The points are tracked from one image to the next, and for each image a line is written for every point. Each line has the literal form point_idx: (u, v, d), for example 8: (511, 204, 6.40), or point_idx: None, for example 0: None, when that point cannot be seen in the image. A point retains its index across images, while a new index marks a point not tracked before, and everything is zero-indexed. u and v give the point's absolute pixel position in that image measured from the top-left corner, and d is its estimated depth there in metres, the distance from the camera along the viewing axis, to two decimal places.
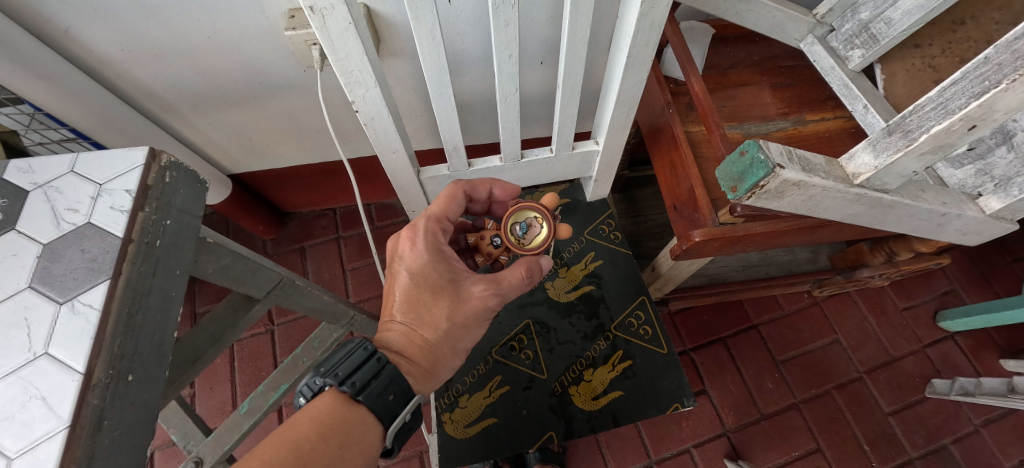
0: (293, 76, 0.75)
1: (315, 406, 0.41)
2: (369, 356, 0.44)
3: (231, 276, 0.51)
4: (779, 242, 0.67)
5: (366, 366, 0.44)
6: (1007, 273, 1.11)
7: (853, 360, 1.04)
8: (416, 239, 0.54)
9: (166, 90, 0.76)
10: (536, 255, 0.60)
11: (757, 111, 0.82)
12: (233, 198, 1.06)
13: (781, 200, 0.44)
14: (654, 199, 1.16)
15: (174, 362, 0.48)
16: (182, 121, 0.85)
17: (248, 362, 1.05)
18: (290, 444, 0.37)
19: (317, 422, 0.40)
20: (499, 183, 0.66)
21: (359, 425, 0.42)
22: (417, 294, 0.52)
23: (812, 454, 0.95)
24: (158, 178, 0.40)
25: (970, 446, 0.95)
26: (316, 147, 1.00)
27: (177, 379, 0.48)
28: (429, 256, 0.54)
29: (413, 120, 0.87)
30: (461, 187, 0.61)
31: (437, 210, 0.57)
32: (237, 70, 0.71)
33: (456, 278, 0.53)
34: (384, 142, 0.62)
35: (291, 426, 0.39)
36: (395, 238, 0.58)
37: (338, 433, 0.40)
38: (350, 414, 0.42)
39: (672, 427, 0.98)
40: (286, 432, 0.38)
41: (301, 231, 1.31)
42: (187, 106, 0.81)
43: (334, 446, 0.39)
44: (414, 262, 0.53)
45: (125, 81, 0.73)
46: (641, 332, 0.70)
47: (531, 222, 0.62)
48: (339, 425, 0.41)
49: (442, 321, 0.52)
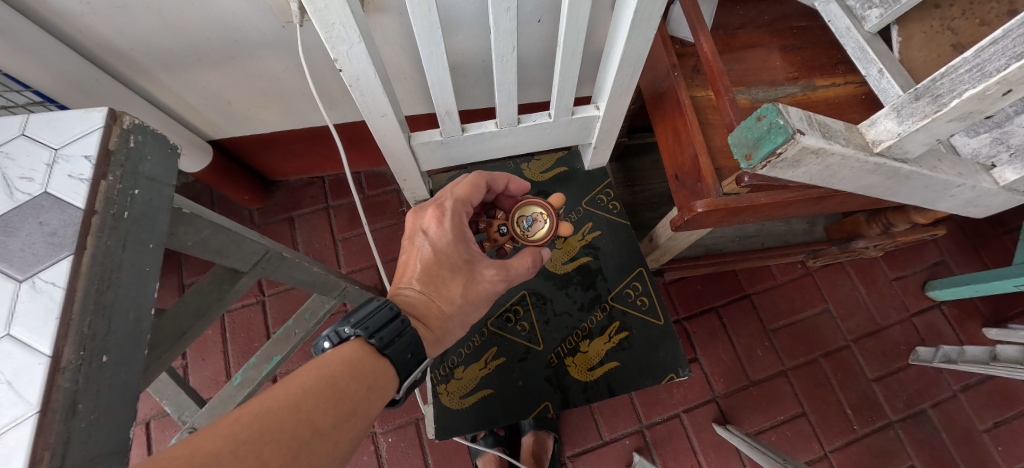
0: (271, 34, 0.69)
1: (342, 351, 0.40)
2: (393, 317, 0.43)
3: (212, 249, 0.49)
4: (782, 213, 0.65)
5: (388, 327, 0.42)
6: (997, 244, 1.11)
7: (841, 329, 1.06)
8: (444, 219, 0.52)
9: (134, 48, 0.69)
10: (537, 248, 0.58)
11: (766, 74, 0.78)
12: (215, 165, 1.01)
13: (795, 171, 0.42)
14: (653, 169, 1.12)
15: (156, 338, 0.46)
16: (154, 82, 0.79)
17: (240, 333, 1.04)
18: (325, 378, 0.36)
19: (343, 364, 0.38)
20: (516, 179, 0.64)
21: (382, 374, 0.40)
22: (436, 268, 0.51)
23: (797, 418, 0.99)
24: (121, 142, 0.36)
25: (947, 409, 0.99)
26: (300, 111, 0.94)
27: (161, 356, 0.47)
28: (443, 244, 0.51)
29: (402, 83, 0.81)
30: (484, 177, 0.58)
31: (464, 194, 0.54)
32: (209, 25, 0.64)
33: (472, 260, 0.52)
34: (371, 105, 0.57)
35: (321, 364, 0.37)
36: (415, 211, 0.56)
37: (366, 378, 0.39)
38: (375, 363, 0.40)
39: (664, 393, 1.01)
40: (321, 367, 0.37)
41: (289, 201, 1.26)
42: (159, 67, 0.74)
43: (362, 388, 0.38)
44: (439, 239, 0.52)
45: (87, 37, 0.66)
46: (638, 303, 0.70)
47: (536, 218, 0.60)
48: (364, 370, 0.39)
49: (456, 294, 0.51)
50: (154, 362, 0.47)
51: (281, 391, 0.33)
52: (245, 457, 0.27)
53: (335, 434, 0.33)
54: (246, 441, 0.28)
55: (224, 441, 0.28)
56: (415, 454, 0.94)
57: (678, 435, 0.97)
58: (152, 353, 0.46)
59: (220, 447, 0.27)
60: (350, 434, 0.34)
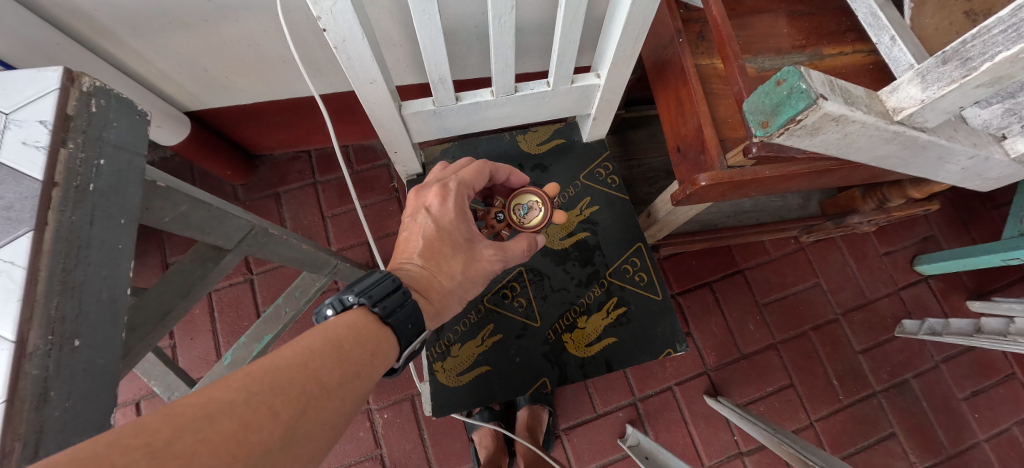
0: None
1: (348, 317, 0.38)
2: (396, 289, 0.41)
3: (193, 225, 0.47)
4: (786, 187, 0.64)
5: (391, 297, 0.41)
6: (986, 219, 1.13)
7: (831, 302, 1.08)
8: (447, 197, 0.50)
9: (98, 10, 0.62)
10: (535, 234, 0.56)
11: (772, 42, 0.74)
12: (194, 138, 0.96)
13: (813, 138, 0.39)
14: (651, 142, 1.08)
15: (136, 321, 0.45)
16: (122, 47, 0.72)
17: (229, 312, 1.02)
18: (330, 341, 0.34)
19: (349, 329, 0.37)
20: (516, 171, 0.61)
21: (386, 341, 0.39)
22: (437, 245, 0.49)
23: (785, 389, 1.02)
24: (81, 106, 0.32)
25: (929, 379, 1.03)
26: (280, 79, 0.88)
27: (145, 337, 0.46)
28: (445, 221, 0.49)
29: (391, 50, 0.76)
30: (489, 164, 0.55)
31: (467, 177, 0.52)
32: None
33: (473, 240, 0.50)
34: (359, 71, 0.51)
35: (327, 328, 0.36)
36: (419, 188, 0.54)
37: (370, 343, 0.37)
38: (379, 330, 0.39)
39: (657, 367, 1.03)
40: (327, 331, 0.35)
41: (274, 176, 1.20)
42: (127, 30, 0.68)
43: (366, 352, 0.36)
44: (442, 215, 0.50)
45: None
46: (636, 278, 0.68)
47: (533, 206, 0.58)
48: (369, 336, 0.38)
49: (457, 271, 0.49)
50: (136, 343, 0.45)
51: (287, 350, 0.31)
52: (256, 408, 0.26)
53: (342, 393, 0.32)
54: (258, 392, 0.27)
55: (236, 391, 0.26)
56: (412, 429, 0.95)
57: (670, 407, 1.00)
58: (136, 332, 0.45)
59: (232, 397, 0.26)
60: (356, 394, 0.33)
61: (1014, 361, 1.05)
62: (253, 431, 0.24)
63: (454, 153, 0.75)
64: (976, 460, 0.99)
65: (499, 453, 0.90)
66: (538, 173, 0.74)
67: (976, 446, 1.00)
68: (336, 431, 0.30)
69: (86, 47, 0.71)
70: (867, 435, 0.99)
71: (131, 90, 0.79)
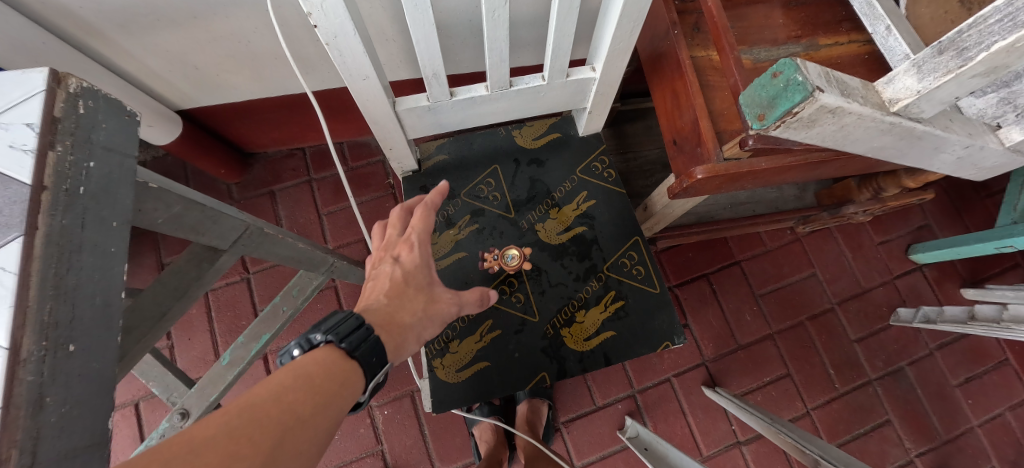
0: None
1: (313, 354, 0.37)
2: (361, 325, 0.41)
3: (187, 226, 0.47)
4: (782, 179, 0.64)
5: (356, 333, 0.40)
6: (979, 207, 1.13)
7: (827, 292, 1.09)
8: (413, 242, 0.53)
9: (85, 8, 0.61)
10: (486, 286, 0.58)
11: (768, 32, 0.73)
12: (186, 137, 0.95)
13: (810, 131, 0.39)
14: (647, 135, 1.08)
15: (132, 321, 0.46)
16: (112, 46, 0.71)
17: (226, 311, 1.02)
18: (296, 377, 0.34)
19: (317, 365, 0.36)
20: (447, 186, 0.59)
21: (354, 375, 0.38)
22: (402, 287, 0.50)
23: (781, 379, 1.03)
24: (69, 109, 0.31)
25: (923, 367, 1.05)
26: (273, 76, 0.87)
27: (143, 338, 0.47)
28: (411, 269, 0.52)
29: (383, 45, 0.75)
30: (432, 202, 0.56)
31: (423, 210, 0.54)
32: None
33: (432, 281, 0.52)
34: (352, 67, 0.51)
35: (294, 365, 0.35)
36: (382, 245, 0.55)
37: (336, 379, 0.36)
38: (348, 365, 0.38)
39: (655, 359, 1.03)
40: (293, 368, 0.35)
41: (268, 174, 1.19)
42: (116, 28, 0.66)
43: (332, 389, 0.35)
44: (409, 262, 0.52)
45: None
46: (634, 272, 0.68)
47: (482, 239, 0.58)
48: (337, 371, 0.37)
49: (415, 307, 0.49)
50: (133, 345, 0.46)
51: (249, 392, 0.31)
52: (217, 450, 0.25)
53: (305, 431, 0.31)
54: (219, 434, 0.26)
55: (198, 432, 0.26)
56: (413, 425, 0.96)
57: (669, 399, 1.01)
58: (132, 334, 0.46)
59: (192, 437, 0.25)
60: (319, 432, 0.32)
61: (1007, 347, 1.07)
62: (232, 467, 0.25)
63: (449, 149, 0.74)
64: (969, 445, 1.00)
65: (500, 446, 0.91)
66: (534, 168, 0.74)
67: (969, 431, 1.01)
68: (309, 465, 0.30)
69: (76, 47, 0.70)
70: (863, 422, 1.01)
71: (121, 91, 0.78)
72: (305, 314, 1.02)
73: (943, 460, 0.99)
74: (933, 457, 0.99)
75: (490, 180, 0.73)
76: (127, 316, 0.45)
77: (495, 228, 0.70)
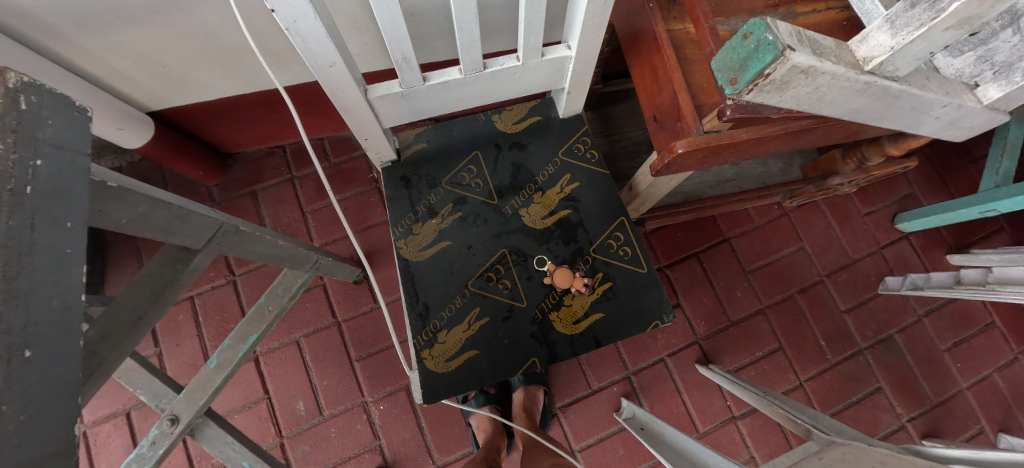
0: None
1: None
2: None
3: (156, 227, 0.46)
4: (764, 150, 0.63)
5: None
6: (963, 173, 1.14)
7: (816, 265, 1.09)
8: None
9: (38, 8, 0.58)
10: None
11: (746, 3, 0.72)
12: (159, 139, 0.92)
13: (783, 96, 0.37)
14: (631, 116, 1.07)
15: (110, 327, 0.44)
16: (73, 47, 0.68)
17: (213, 316, 1.00)
18: None
19: None
20: None
21: None
22: None
23: (774, 353, 1.04)
24: (10, 103, 0.28)
25: (912, 334, 1.06)
26: (245, 72, 0.84)
27: (122, 343, 0.45)
28: None
29: (355, 33, 0.72)
30: None
31: None
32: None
33: None
34: (317, 54, 0.49)
35: None
36: None
37: None
38: None
39: (648, 340, 1.04)
40: None
41: (248, 174, 1.17)
42: (75, 28, 0.64)
43: None
44: None
45: None
46: (621, 253, 0.68)
47: None
48: None
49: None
50: (108, 352, 0.44)
51: None
52: None
53: None
54: None
55: None
56: (410, 418, 0.96)
57: (663, 378, 1.02)
58: (108, 341, 0.44)
59: None
60: None
61: (992, 310, 1.08)
62: None
63: (428, 137, 0.73)
64: (958, 407, 1.02)
65: (498, 435, 0.89)
66: (516, 153, 0.73)
67: (958, 394, 1.03)
68: None
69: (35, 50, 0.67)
70: (854, 391, 1.02)
71: (87, 94, 0.75)
72: (294, 313, 1.01)
73: (933, 424, 1.01)
74: (924, 421, 1.01)
75: (471, 167, 0.72)
76: (99, 322, 0.44)
77: (479, 215, 0.69)
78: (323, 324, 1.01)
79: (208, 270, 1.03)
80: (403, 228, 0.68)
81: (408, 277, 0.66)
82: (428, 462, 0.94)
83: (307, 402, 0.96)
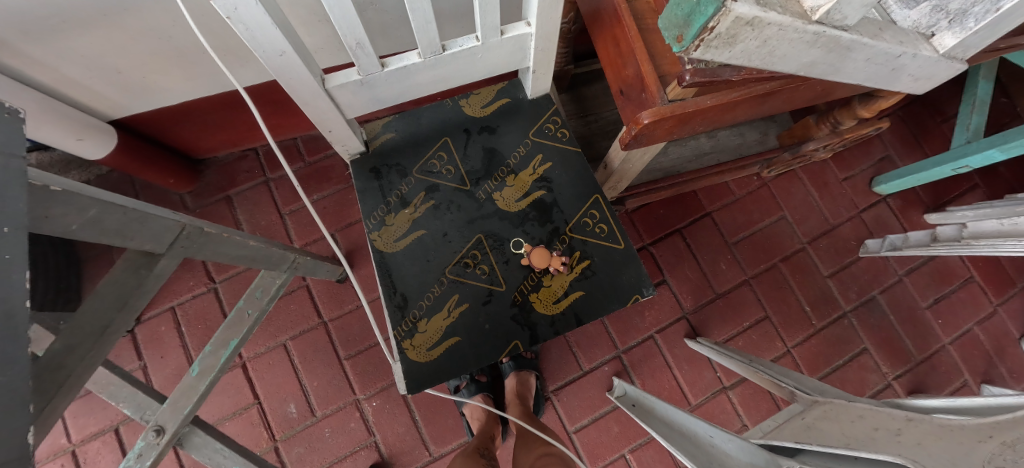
0: None
1: None
2: None
3: (108, 230, 0.42)
4: (731, 117, 0.63)
5: None
6: (937, 133, 1.15)
7: (797, 233, 1.10)
8: None
9: None
10: None
11: None
12: (124, 148, 0.90)
13: (732, 50, 0.36)
14: (605, 96, 1.06)
15: (75, 335, 0.42)
16: (20, 59, 0.64)
17: (196, 325, 0.99)
18: None
19: None
20: None
21: None
22: None
23: (760, 322, 1.05)
24: None
25: (894, 294, 1.08)
26: (206, 72, 0.81)
27: (90, 352, 0.43)
28: None
29: (315, 25, 0.70)
30: None
31: None
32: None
33: None
34: (265, 43, 0.46)
35: None
36: None
37: None
38: None
39: (636, 318, 1.04)
40: None
41: (222, 179, 1.15)
42: (20, 39, 0.60)
43: None
44: None
45: None
46: (597, 230, 0.68)
47: None
48: None
49: None
50: (76, 363, 0.42)
51: None
52: None
53: None
54: None
55: None
56: (403, 412, 0.96)
57: (653, 355, 1.02)
58: (74, 352, 0.42)
59: None
60: None
61: (970, 265, 1.10)
62: None
63: (396, 126, 0.72)
64: (942, 362, 1.04)
65: (493, 422, 0.88)
66: (486, 136, 0.72)
67: (941, 350, 1.05)
68: None
69: None
70: (841, 354, 1.04)
71: (44, 107, 0.72)
72: (278, 316, 1.00)
73: (918, 380, 1.03)
74: (909, 378, 1.03)
75: (441, 153, 0.71)
76: (62, 330, 0.41)
77: (452, 202, 0.69)
78: (309, 325, 1.00)
79: (187, 279, 1.01)
80: (376, 220, 0.67)
81: (384, 268, 0.65)
82: (424, 455, 0.94)
83: (299, 404, 0.95)
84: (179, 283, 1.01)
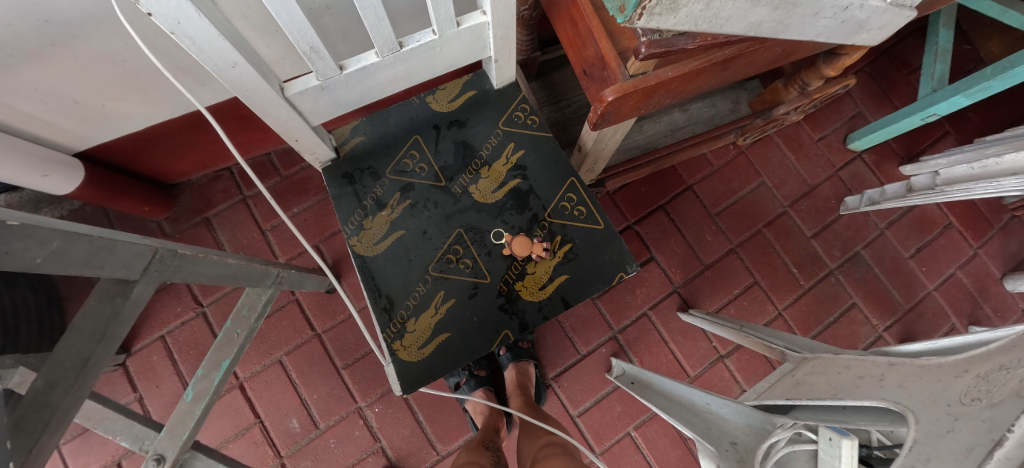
0: (86, 9, 0.54)
1: None
2: None
3: (79, 261, 0.39)
4: (694, 87, 0.64)
5: None
6: (903, 84, 1.17)
7: (777, 196, 1.12)
8: None
9: None
10: None
11: None
12: (93, 180, 0.88)
13: (678, 14, 0.35)
14: (574, 80, 1.06)
15: (54, 372, 0.40)
16: None
17: (188, 351, 0.98)
18: None
19: None
20: None
21: None
22: None
23: (750, 288, 1.06)
24: None
25: (877, 247, 1.10)
26: (167, 93, 0.79)
27: (72, 386, 0.42)
28: None
29: (272, 36, 0.69)
30: None
31: None
32: (12, 23, 0.50)
33: None
34: (215, 56, 0.44)
35: None
36: None
37: None
38: None
39: (628, 296, 1.05)
40: None
41: (198, 201, 1.13)
42: None
43: None
44: None
45: None
46: (576, 213, 0.68)
47: None
48: None
49: None
50: (60, 399, 0.41)
51: None
52: None
53: None
54: None
55: None
56: (407, 415, 0.96)
57: (648, 331, 1.03)
58: (58, 388, 0.41)
59: None
60: None
61: (948, 212, 1.12)
62: None
63: (365, 129, 0.71)
64: (929, 309, 1.07)
65: (496, 414, 0.87)
66: (456, 131, 0.72)
67: (927, 296, 1.07)
68: None
69: None
70: (831, 311, 1.06)
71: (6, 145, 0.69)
72: (270, 334, 0.99)
73: (908, 329, 1.05)
74: (899, 327, 1.05)
75: (413, 152, 0.70)
76: (42, 369, 0.39)
77: (428, 199, 0.68)
78: (303, 338, 0.99)
79: (174, 306, 1.00)
80: (354, 225, 0.67)
81: (367, 272, 0.65)
82: (432, 455, 0.95)
83: (301, 418, 0.95)
84: (167, 312, 0.99)
